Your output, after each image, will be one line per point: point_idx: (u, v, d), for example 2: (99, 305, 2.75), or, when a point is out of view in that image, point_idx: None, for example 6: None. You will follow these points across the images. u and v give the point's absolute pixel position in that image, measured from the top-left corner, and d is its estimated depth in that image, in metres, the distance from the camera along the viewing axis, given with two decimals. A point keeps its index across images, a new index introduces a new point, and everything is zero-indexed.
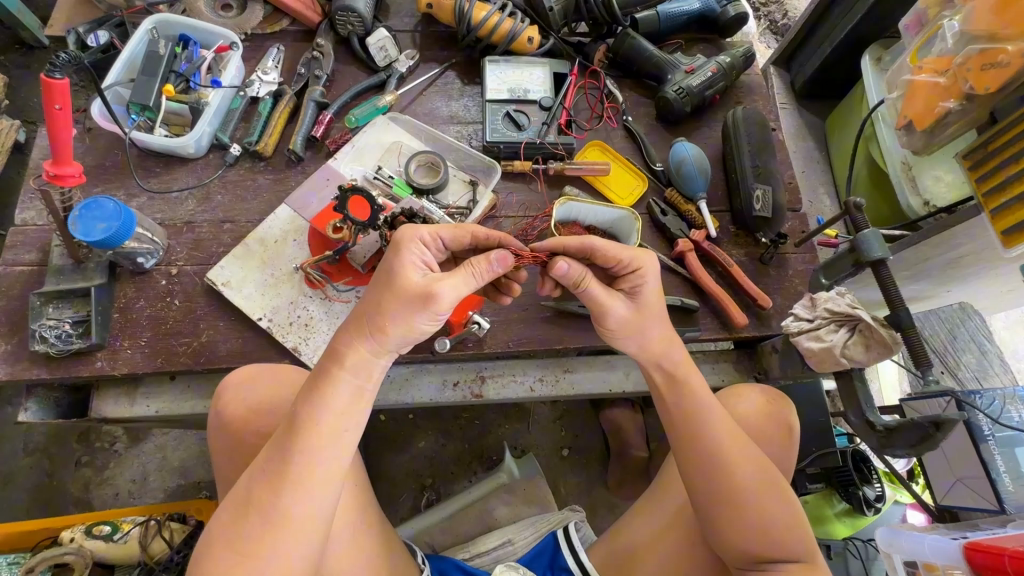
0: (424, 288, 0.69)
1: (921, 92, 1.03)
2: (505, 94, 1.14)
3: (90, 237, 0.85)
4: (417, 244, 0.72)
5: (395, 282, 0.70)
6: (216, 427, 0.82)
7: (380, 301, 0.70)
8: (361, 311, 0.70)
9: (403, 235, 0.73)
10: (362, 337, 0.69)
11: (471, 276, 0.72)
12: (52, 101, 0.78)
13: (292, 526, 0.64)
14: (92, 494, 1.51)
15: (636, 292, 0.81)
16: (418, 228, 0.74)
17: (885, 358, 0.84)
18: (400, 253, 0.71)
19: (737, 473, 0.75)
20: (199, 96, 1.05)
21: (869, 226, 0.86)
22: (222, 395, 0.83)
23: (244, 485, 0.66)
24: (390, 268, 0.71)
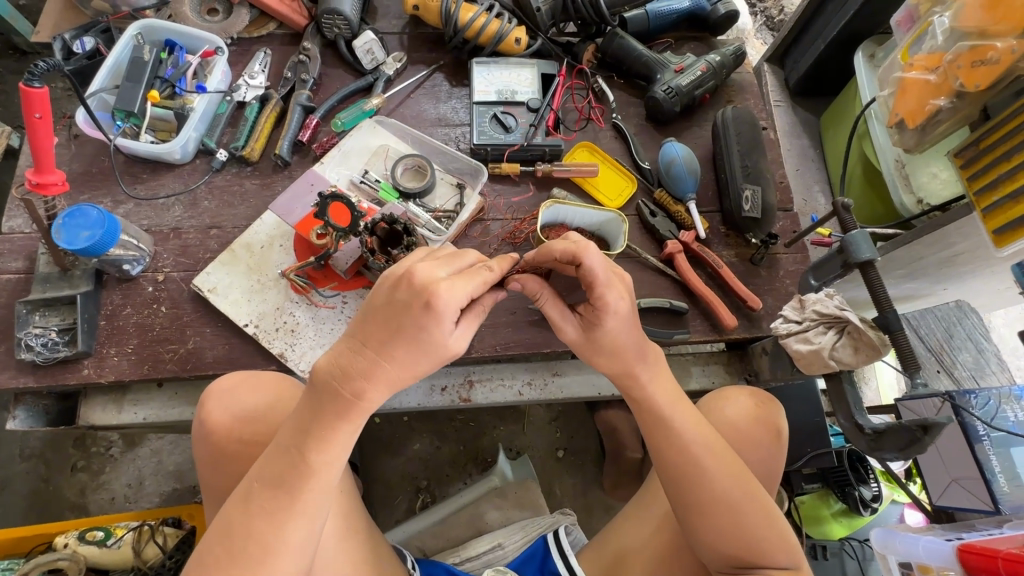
0: (455, 348, 0.67)
1: (912, 89, 1.01)
2: (493, 96, 1.14)
3: (74, 246, 0.85)
4: (457, 307, 0.64)
5: (432, 349, 0.65)
6: (200, 435, 0.81)
7: (411, 364, 0.65)
8: (390, 369, 0.65)
9: (445, 301, 0.62)
10: (373, 384, 0.66)
11: (482, 315, 0.71)
12: (32, 110, 0.78)
13: (287, 549, 0.67)
14: (88, 498, 1.52)
15: (594, 325, 0.75)
16: (456, 289, 0.63)
17: (873, 360, 0.83)
18: (440, 322, 0.63)
19: (718, 485, 0.75)
20: (185, 101, 1.06)
21: (858, 226, 0.84)
22: (205, 403, 0.82)
23: (234, 511, 0.67)
24: (421, 324, 0.63)
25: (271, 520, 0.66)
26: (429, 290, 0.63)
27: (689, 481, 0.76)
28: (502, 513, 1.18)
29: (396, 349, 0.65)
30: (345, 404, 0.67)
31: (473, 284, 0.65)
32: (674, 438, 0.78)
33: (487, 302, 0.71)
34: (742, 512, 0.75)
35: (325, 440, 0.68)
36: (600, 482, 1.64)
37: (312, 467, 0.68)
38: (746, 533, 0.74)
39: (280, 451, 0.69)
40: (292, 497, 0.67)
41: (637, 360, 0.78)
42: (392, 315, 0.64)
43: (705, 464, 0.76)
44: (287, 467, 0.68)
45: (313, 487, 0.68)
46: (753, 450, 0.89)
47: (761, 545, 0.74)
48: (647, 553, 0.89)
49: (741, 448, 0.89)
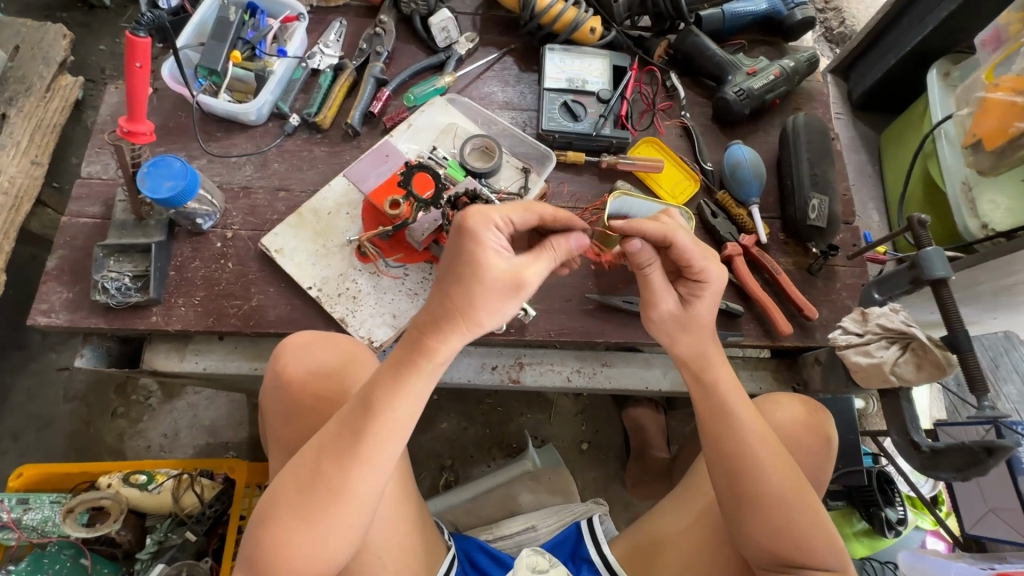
0: (513, 273, 0.67)
1: (994, 110, 0.99)
2: (564, 83, 1.14)
3: (156, 194, 0.88)
4: (491, 230, 0.68)
5: (484, 275, 0.67)
6: (274, 384, 0.85)
7: (466, 294, 0.67)
8: (454, 303, 0.68)
9: (475, 221, 0.67)
10: (450, 328, 0.69)
11: (552, 260, 0.72)
12: (134, 58, 0.79)
13: (347, 496, 0.69)
14: (125, 444, 1.57)
15: (693, 299, 0.81)
16: (488, 214, 0.68)
17: (936, 380, 0.83)
18: (479, 244, 0.67)
19: (765, 482, 0.76)
20: (266, 64, 1.07)
21: (932, 244, 0.84)
22: (281, 355, 0.86)
23: (307, 456, 0.70)
24: (468, 256, 0.67)
25: (338, 466, 0.69)
26: (462, 218, 0.68)
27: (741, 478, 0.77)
28: (535, 496, 1.17)
29: (451, 284, 0.68)
30: (421, 353, 0.69)
31: (506, 211, 0.70)
32: (729, 433, 0.79)
33: (554, 245, 0.72)
34: (791, 508, 0.75)
35: (403, 392, 0.70)
36: (621, 478, 1.65)
37: (382, 418, 0.69)
38: (793, 529, 0.75)
39: (356, 400, 0.71)
40: (359, 447, 0.69)
41: (706, 334, 0.82)
42: (444, 251, 0.69)
43: (754, 461, 0.76)
44: (358, 417, 0.70)
45: (377, 439, 0.69)
46: (804, 455, 0.89)
47: (799, 543, 0.75)
48: (686, 541, 0.92)
49: (793, 450, 0.89)
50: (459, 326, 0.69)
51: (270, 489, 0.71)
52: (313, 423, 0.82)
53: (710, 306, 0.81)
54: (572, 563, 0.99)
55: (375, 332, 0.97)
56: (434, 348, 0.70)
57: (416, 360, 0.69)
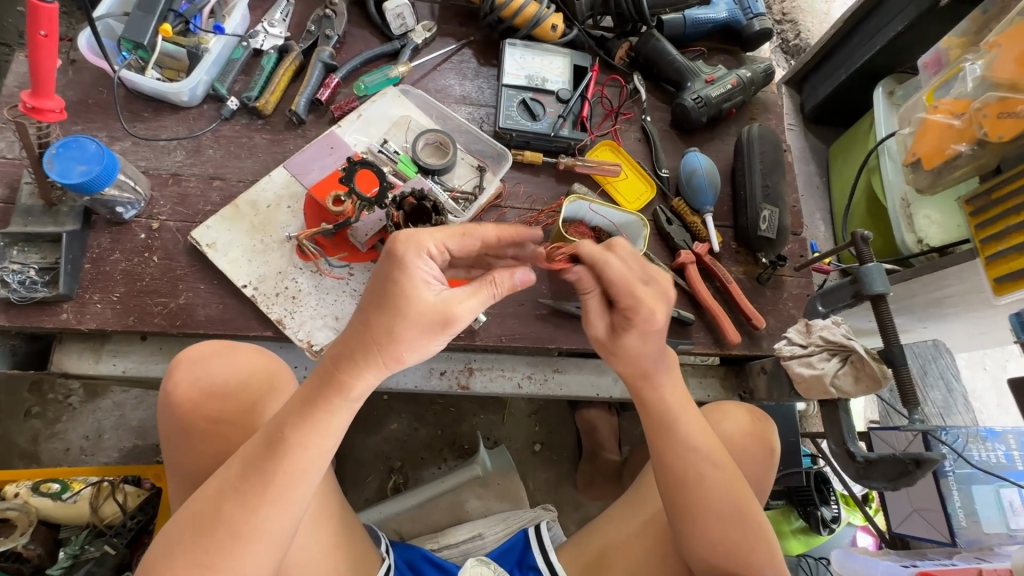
0: (442, 309, 0.63)
1: (933, 131, 1.03)
2: (523, 80, 1.11)
3: (67, 179, 0.79)
4: (423, 259, 0.64)
5: (409, 311, 0.63)
6: (164, 407, 0.79)
7: (390, 330, 0.63)
8: (374, 339, 0.64)
9: (404, 249, 0.63)
10: (368, 363, 0.65)
11: (488, 295, 0.67)
12: (38, 26, 0.70)
13: (256, 537, 0.64)
14: (40, 447, 1.44)
15: (621, 329, 0.78)
16: (423, 241, 0.64)
17: (872, 392, 0.85)
18: (410, 274, 0.63)
19: (706, 496, 0.76)
20: (200, 41, 0.99)
21: (873, 259, 0.86)
22: (173, 372, 0.80)
23: (210, 494, 0.65)
24: (393, 288, 0.63)
25: (244, 506, 0.64)
26: (392, 243, 0.63)
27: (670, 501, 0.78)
28: (482, 503, 1.15)
29: (375, 318, 0.63)
30: (334, 386, 0.66)
31: (443, 238, 0.66)
32: (672, 441, 0.79)
33: (496, 281, 0.67)
34: (730, 523, 0.76)
35: (312, 428, 0.66)
36: (573, 479, 1.66)
37: (291, 454, 0.65)
38: (730, 546, 0.76)
39: (263, 435, 0.67)
40: (265, 486, 0.64)
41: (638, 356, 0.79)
42: (371, 277, 0.65)
43: (686, 483, 0.77)
44: (265, 452, 0.65)
45: (286, 478, 0.65)
46: (750, 467, 0.90)
47: (735, 561, 0.76)
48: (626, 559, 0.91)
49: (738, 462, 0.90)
50: (377, 361, 0.65)
51: (164, 531, 0.65)
52: (214, 447, 0.77)
53: (631, 343, 0.78)
54: (518, 571, 0.98)
55: (315, 335, 0.92)
56: (348, 381, 0.66)
57: (329, 393, 0.66)
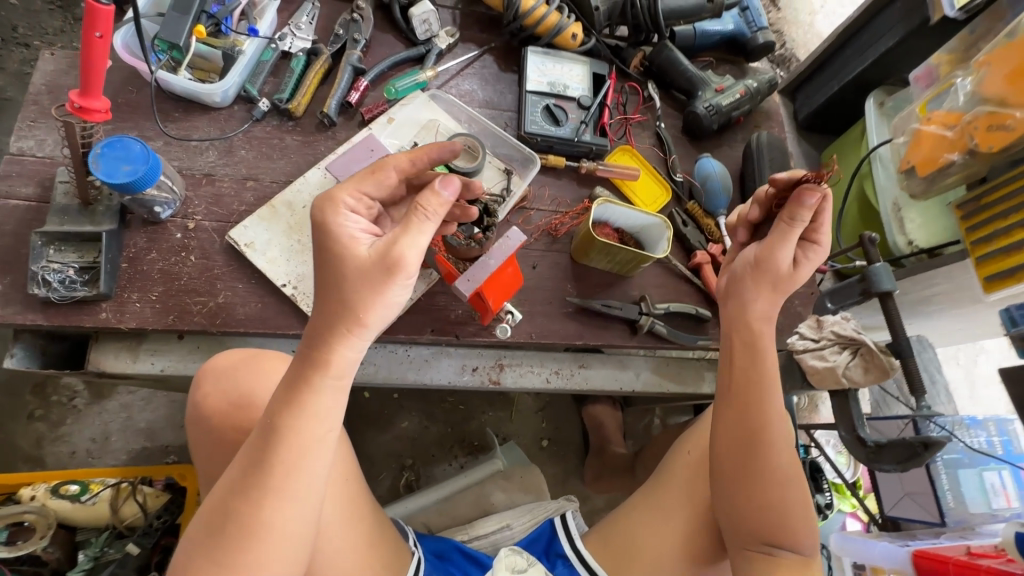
0: (372, 252, 0.68)
1: (927, 141, 1.11)
2: (546, 87, 1.15)
3: (113, 179, 0.79)
4: (341, 211, 0.71)
5: (348, 262, 0.68)
6: (195, 418, 0.82)
7: (337, 286, 0.68)
8: (327, 299, 0.68)
9: (319, 210, 0.71)
10: (339, 325, 0.68)
11: (418, 224, 0.68)
12: (94, 28, 0.70)
13: (262, 529, 0.63)
14: (45, 451, 1.42)
15: (804, 259, 0.83)
16: (338, 197, 0.71)
17: (881, 381, 0.92)
18: (334, 230, 0.70)
19: (779, 453, 0.82)
20: (234, 42, 1.00)
21: (880, 259, 0.93)
22: (202, 383, 0.82)
23: (218, 493, 0.65)
24: (324, 248, 0.70)
25: (249, 500, 0.64)
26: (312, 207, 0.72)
27: (745, 460, 0.82)
28: (507, 495, 1.18)
29: (324, 277, 0.69)
30: (313, 362, 0.68)
31: (357, 187, 0.72)
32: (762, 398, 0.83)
33: (418, 206, 0.68)
34: (788, 484, 0.81)
35: (302, 411, 0.66)
36: (580, 473, 1.71)
37: (286, 441, 0.65)
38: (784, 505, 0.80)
39: (260, 430, 0.67)
40: (265, 476, 0.64)
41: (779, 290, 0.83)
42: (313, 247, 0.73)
43: (768, 444, 0.81)
44: (262, 443, 0.65)
45: (285, 464, 0.65)
46: None
47: (788, 521, 0.80)
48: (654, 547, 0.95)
49: None
50: (348, 327, 0.68)
51: (186, 537, 0.65)
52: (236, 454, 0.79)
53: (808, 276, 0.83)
54: (546, 559, 1.03)
55: None
56: (328, 355, 0.68)
57: (308, 369, 0.68)
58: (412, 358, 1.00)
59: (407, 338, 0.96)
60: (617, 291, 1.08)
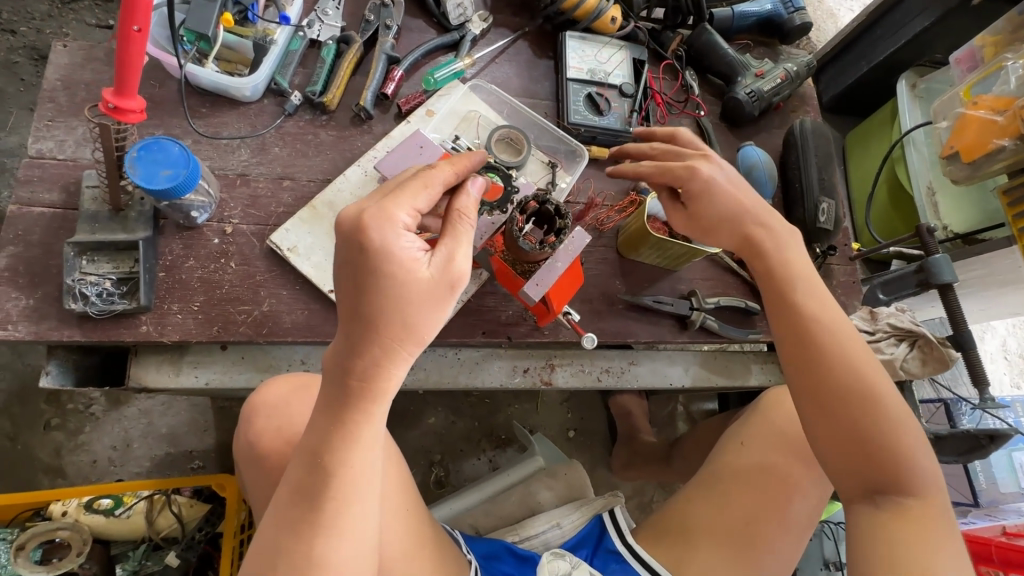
0: (437, 275, 0.64)
1: (972, 126, 1.10)
2: (586, 74, 1.10)
3: (152, 185, 0.74)
4: (398, 229, 0.63)
5: (410, 289, 0.63)
6: (249, 453, 0.81)
7: (396, 313, 0.63)
8: (386, 326, 0.63)
9: (371, 226, 0.62)
10: (396, 351, 0.64)
11: (466, 235, 0.67)
12: (133, 22, 0.65)
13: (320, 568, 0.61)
14: (65, 461, 1.37)
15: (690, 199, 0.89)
16: (393, 214, 0.63)
17: (939, 372, 0.93)
18: (389, 253, 0.62)
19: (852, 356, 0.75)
20: (266, 32, 0.93)
21: (940, 250, 0.92)
22: (253, 416, 0.82)
23: (267, 531, 0.63)
24: (380, 273, 0.62)
25: (301, 537, 0.62)
26: (359, 222, 0.62)
27: (835, 401, 0.73)
28: (553, 494, 1.16)
29: (371, 299, 0.63)
30: (364, 392, 0.64)
31: (410, 202, 0.65)
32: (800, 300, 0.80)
33: (467, 216, 0.67)
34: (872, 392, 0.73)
35: (352, 445, 0.64)
36: (607, 462, 1.71)
37: (338, 476, 0.63)
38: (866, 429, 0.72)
39: (302, 462, 0.64)
40: (317, 511, 0.62)
41: (753, 223, 0.85)
42: (348, 266, 0.64)
43: (826, 340, 0.76)
44: (312, 479, 0.63)
45: (338, 498, 0.63)
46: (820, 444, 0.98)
47: (891, 451, 0.71)
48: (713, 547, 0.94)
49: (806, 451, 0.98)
50: (404, 348, 0.65)
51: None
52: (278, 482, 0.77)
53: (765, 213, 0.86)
54: (597, 555, 1.02)
55: None
56: (378, 382, 0.64)
57: (361, 401, 0.64)
58: (463, 360, 0.97)
59: (458, 341, 0.93)
60: (665, 286, 1.06)
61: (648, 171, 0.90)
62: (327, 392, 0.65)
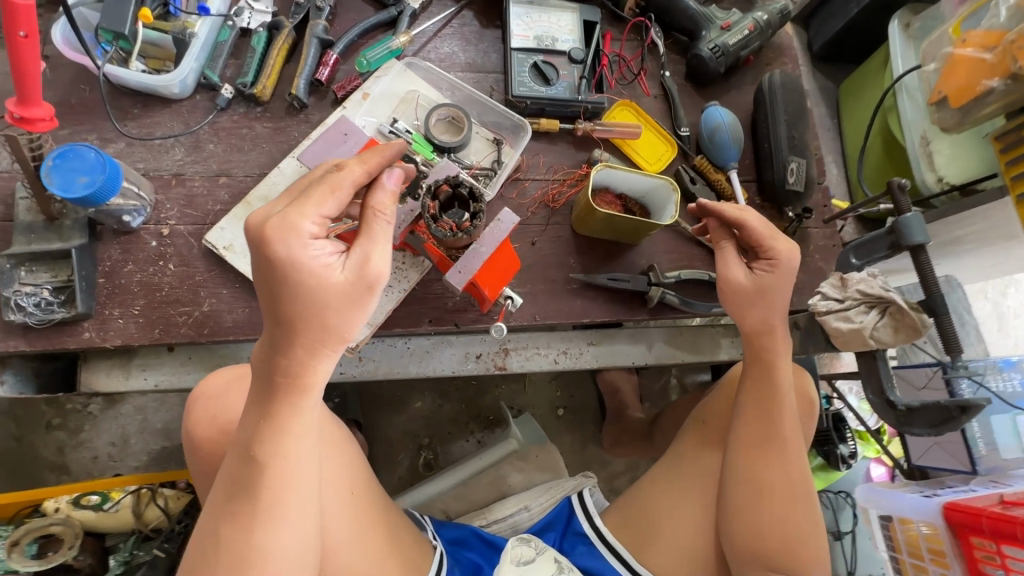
0: (352, 277, 0.61)
1: (961, 67, 0.99)
2: (532, 42, 1.04)
3: (69, 193, 0.74)
4: (304, 240, 0.60)
5: (323, 294, 0.60)
6: (190, 446, 0.80)
7: (313, 321, 0.60)
8: (304, 330, 0.61)
9: (275, 236, 0.59)
10: (322, 351, 0.62)
11: (384, 233, 0.64)
12: (16, 29, 0.63)
13: (259, 561, 0.59)
14: (68, 458, 1.44)
15: (764, 274, 0.87)
16: (297, 223, 0.59)
17: (912, 340, 0.86)
18: (293, 264, 0.59)
19: (787, 461, 0.88)
20: (185, 25, 0.91)
21: (911, 208, 0.84)
22: (193, 408, 0.80)
23: (203, 530, 0.61)
24: (289, 284, 0.60)
25: (239, 528, 0.60)
26: (261, 234, 0.59)
27: (760, 495, 0.86)
28: (524, 476, 1.17)
29: (286, 309, 0.60)
30: (291, 387, 0.62)
31: (315, 207, 0.61)
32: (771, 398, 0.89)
33: (382, 214, 0.64)
34: (789, 495, 0.87)
35: (282, 436, 0.62)
36: (598, 439, 1.70)
37: (270, 466, 0.61)
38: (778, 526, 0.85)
39: (235, 454, 0.62)
40: (252, 503, 0.60)
41: (780, 320, 0.89)
42: (258, 273, 0.61)
43: (778, 439, 0.88)
44: (243, 470, 0.61)
45: (273, 488, 0.61)
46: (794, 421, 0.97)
47: (787, 544, 0.85)
48: (678, 534, 0.93)
49: None
50: (328, 347, 0.62)
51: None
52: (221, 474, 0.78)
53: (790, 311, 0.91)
54: (566, 538, 1.01)
55: None
56: (305, 377, 0.62)
57: (287, 395, 0.62)
58: (412, 349, 0.95)
59: (404, 332, 0.92)
60: (623, 262, 1.02)
61: (761, 232, 0.85)
62: (256, 386, 0.63)
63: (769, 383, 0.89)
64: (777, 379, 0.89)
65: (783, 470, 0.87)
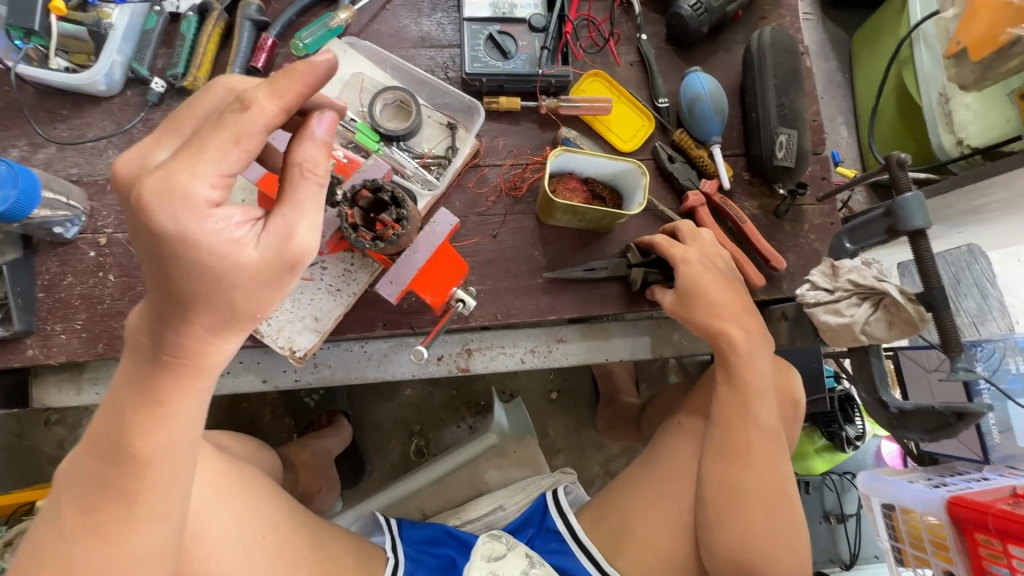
0: (266, 252, 0.51)
1: (984, 13, 0.86)
2: (487, 11, 0.94)
3: None
4: (198, 209, 0.47)
5: (232, 274, 0.50)
6: None
7: (211, 303, 0.50)
8: (198, 313, 0.51)
9: (155, 198, 0.46)
10: (224, 331, 0.53)
11: (314, 194, 0.53)
12: None
13: (137, 568, 0.53)
14: (69, 452, 1.47)
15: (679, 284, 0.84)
16: (184, 186, 0.46)
17: (907, 336, 0.77)
18: (188, 242, 0.47)
19: (758, 456, 0.82)
20: (101, 15, 0.84)
21: (912, 187, 0.73)
22: None
23: (51, 539, 0.52)
24: (180, 260, 0.48)
25: (107, 538, 0.52)
26: (138, 197, 0.46)
27: (733, 496, 0.81)
28: (502, 473, 1.15)
29: (179, 288, 0.49)
30: (183, 367, 0.53)
31: (214, 162, 0.47)
32: (741, 392, 0.84)
33: (310, 176, 0.52)
34: (759, 493, 0.81)
35: (164, 426, 0.53)
36: (593, 422, 1.66)
37: (150, 465, 0.53)
38: (746, 531, 0.80)
39: (100, 448, 0.52)
40: (126, 509, 0.53)
41: (729, 320, 0.83)
42: (138, 243, 0.49)
43: (748, 431, 0.83)
44: (113, 469, 0.52)
45: (153, 490, 0.53)
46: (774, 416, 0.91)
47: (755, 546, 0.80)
48: (643, 541, 0.89)
49: None
50: (237, 327, 0.54)
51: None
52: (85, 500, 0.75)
53: (746, 306, 0.86)
54: (540, 536, 0.98)
55: (295, 340, 0.82)
56: (202, 357, 0.54)
57: (176, 375, 0.53)
58: (369, 354, 0.91)
59: (358, 336, 0.87)
60: (593, 252, 0.94)
61: (660, 246, 0.86)
62: (131, 366, 0.53)
63: (741, 388, 0.84)
64: (747, 383, 0.83)
65: (760, 474, 0.81)
